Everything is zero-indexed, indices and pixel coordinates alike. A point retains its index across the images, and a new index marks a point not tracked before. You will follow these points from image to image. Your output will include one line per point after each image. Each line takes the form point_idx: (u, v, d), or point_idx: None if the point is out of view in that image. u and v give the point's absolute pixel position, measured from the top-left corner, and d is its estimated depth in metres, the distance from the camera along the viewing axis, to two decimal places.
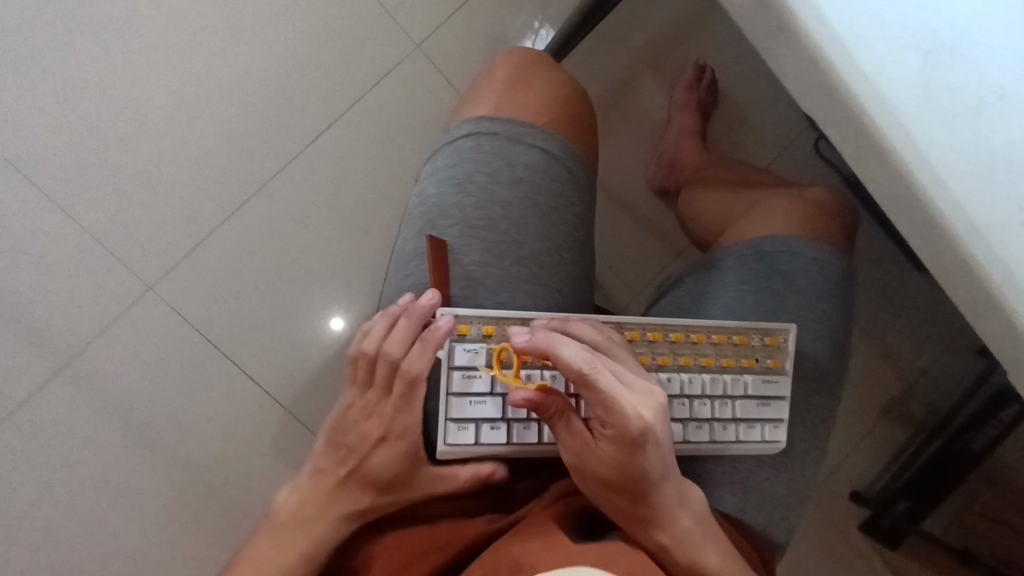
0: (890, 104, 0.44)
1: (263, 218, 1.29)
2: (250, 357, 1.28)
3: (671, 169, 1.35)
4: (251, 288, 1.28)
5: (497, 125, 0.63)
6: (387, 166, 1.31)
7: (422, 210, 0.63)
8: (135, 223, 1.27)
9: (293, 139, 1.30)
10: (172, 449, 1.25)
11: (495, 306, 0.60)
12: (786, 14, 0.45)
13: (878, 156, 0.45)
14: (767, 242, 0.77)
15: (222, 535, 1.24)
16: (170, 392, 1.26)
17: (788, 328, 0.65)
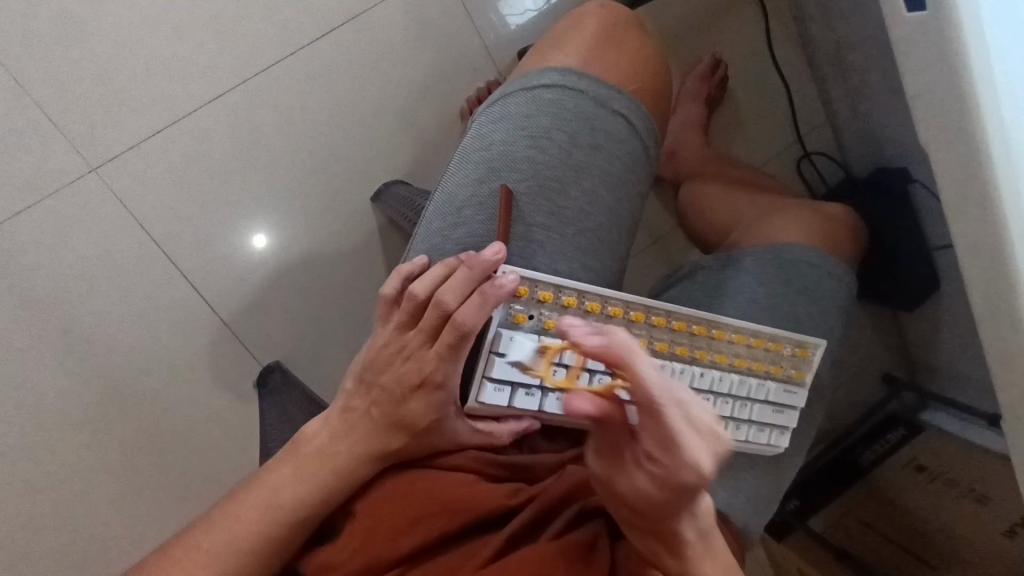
0: (1018, 157, 0.46)
1: (255, 123, 1.16)
2: (212, 273, 1.16)
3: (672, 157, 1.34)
4: (217, 194, 1.16)
5: (584, 82, 0.58)
6: (388, 90, 1.20)
7: (488, 157, 0.59)
8: (100, 97, 1.11)
9: (290, 38, 1.16)
10: (110, 356, 1.13)
11: (550, 275, 0.57)
12: (953, 44, 0.45)
13: (989, 205, 0.46)
14: (790, 250, 0.78)
15: (147, 455, 1.15)
16: (114, 296, 1.13)
17: (820, 342, 0.67)
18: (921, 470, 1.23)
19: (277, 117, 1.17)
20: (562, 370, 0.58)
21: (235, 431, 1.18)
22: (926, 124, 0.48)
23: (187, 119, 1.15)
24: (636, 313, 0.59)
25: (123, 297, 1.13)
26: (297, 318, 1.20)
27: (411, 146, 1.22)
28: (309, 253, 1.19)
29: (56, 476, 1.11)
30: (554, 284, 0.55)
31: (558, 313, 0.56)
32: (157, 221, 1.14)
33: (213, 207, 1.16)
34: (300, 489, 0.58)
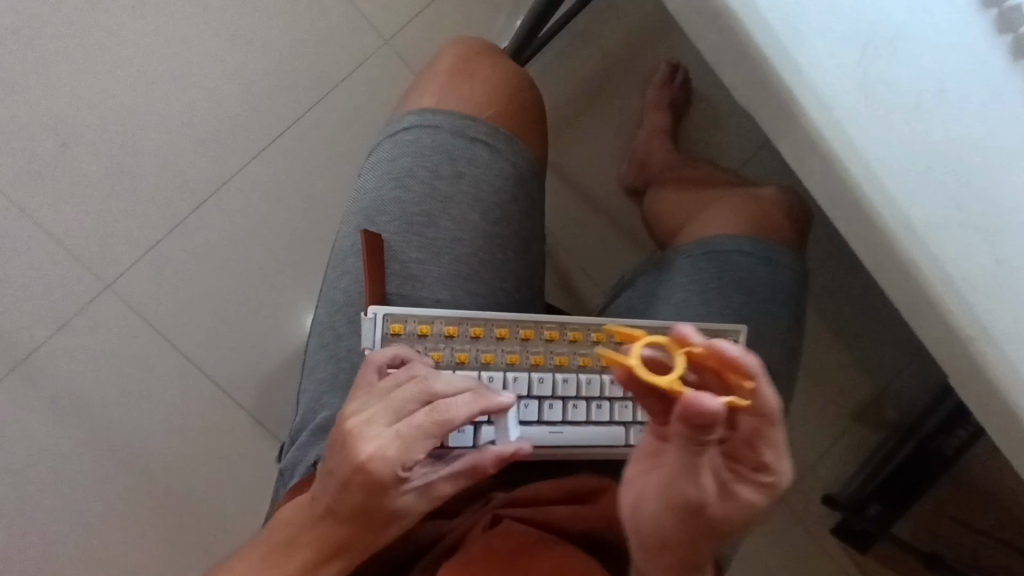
0: (829, 102, 0.45)
1: (236, 214, 1.23)
2: (219, 360, 1.23)
3: (642, 168, 1.24)
4: (205, 287, 1.24)
5: (440, 118, 0.61)
6: (342, 161, 1.24)
7: (362, 205, 0.61)
8: (100, 219, 1.22)
9: (249, 132, 1.24)
10: (140, 452, 1.22)
11: (433, 306, 0.59)
12: (728, 12, 0.45)
13: (818, 158, 0.46)
14: (717, 242, 0.75)
15: (180, 541, 1.21)
16: (137, 395, 1.22)
17: (736, 328, 0.64)
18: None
19: (245, 208, 1.23)
20: None
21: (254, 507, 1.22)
22: (745, 86, 0.47)
23: (177, 224, 1.24)
24: (526, 330, 0.58)
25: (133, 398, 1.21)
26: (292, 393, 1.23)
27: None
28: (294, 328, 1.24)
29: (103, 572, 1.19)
30: (430, 315, 0.56)
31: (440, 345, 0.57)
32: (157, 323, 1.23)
33: (202, 300, 1.23)
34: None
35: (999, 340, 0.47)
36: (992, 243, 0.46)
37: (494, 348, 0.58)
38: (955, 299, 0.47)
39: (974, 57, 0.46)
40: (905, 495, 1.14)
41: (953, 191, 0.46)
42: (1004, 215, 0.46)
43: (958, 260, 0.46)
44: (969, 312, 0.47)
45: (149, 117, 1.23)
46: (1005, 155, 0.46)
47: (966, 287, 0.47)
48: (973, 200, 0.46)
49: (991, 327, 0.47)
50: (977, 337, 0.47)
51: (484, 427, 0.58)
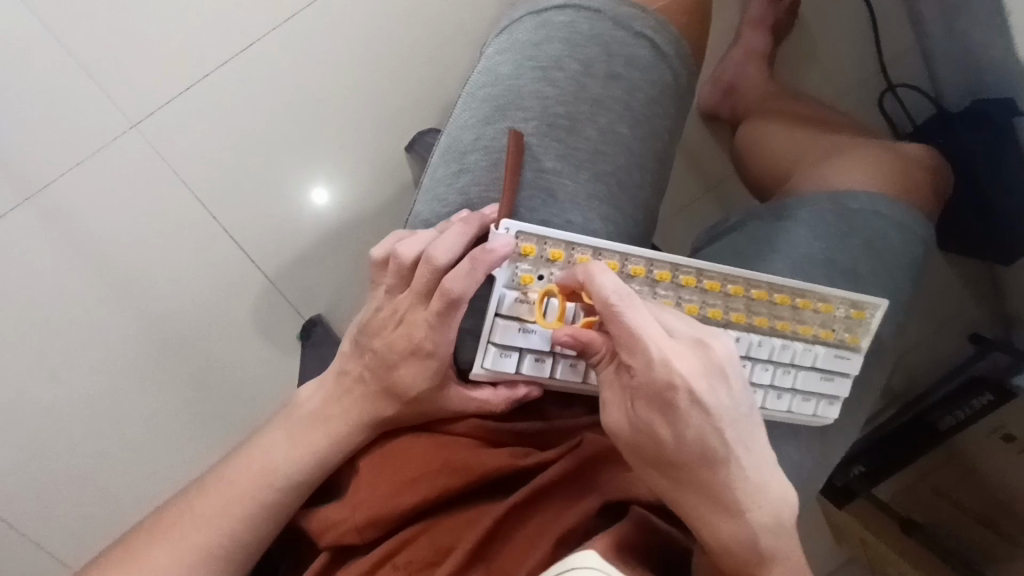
0: None
1: (268, 85, 0.93)
2: (211, 265, 0.94)
3: (730, 95, 1.03)
4: (190, 160, 0.93)
5: (601, 2, 0.51)
6: (385, 25, 0.94)
7: (492, 93, 0.52)
8: (77, 50, 0.91)
9: None
10: (91, 380, 0.93)
11: (562, 226, 0.51)
12: None
13: None
14: (854, 198, 0.68)
15: (118, 486, 0.94)
16: (90, 308, 0.93)
17: (879, 303, 0.58)
18: (1011, 442, 0.93)
19: (278, 85, 0.93)
20: None
21: (204, 440, 0.95)
22: None
23: (188, 68, 0.92)
24: (662, 271, 0.51)
25: (67, 285, 0.92)
26: (293, 313, 0.96)
27: (407, 99, 0.95)
28: (318, 215, 0.95)
29: (16, 508, 0.93)
30: (565, 238, 0.49)
31: (570, 272, 0.49)
32: (105, 206, 0.92)
33: (181, 184, 0.93)
34: (297, 452, 0.56)
35: None
36: None
37: (626, 285, 0.51)
38: None
39: None
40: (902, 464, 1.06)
41: None
42: None
43: None
44: None
45: None
46: None
47: None
48: None
49: None
50: None
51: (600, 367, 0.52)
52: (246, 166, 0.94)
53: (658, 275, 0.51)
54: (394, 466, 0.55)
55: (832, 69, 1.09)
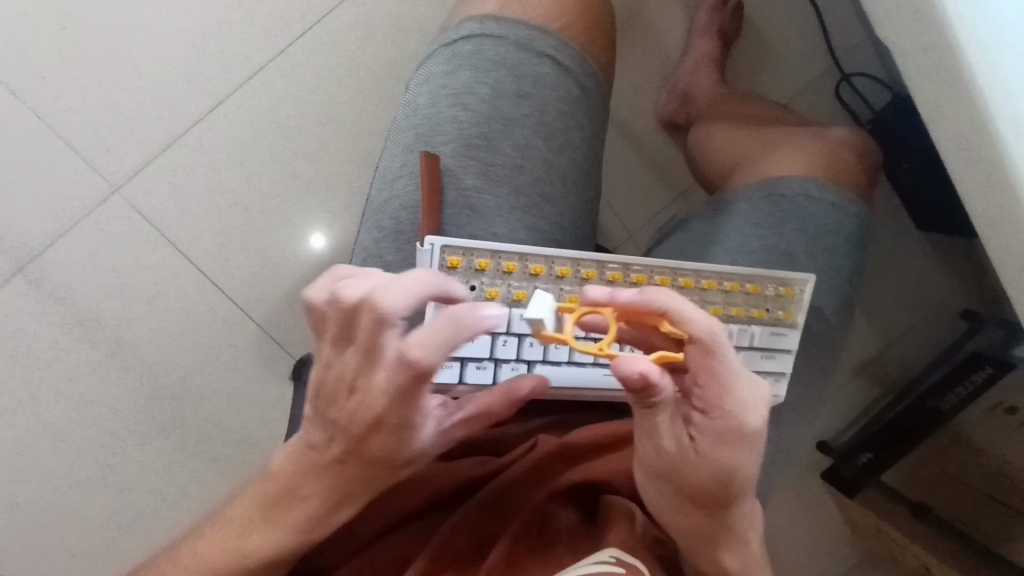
0: (967, 42, 0.38)
1: (240, 137, 0.98)
2: (196, 311, 0.98)
3: (684, 101, 1.06)
4: (168, 215, 0.97)
5: (503, 27, 0.54)
6: (337, 66, 0.98)
7: (413, 121, 0.55)
8: (60, 123, 0.96)
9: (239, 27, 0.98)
10: (91, 433, 0.96)
11: (489, 239, 0.53)
12: None
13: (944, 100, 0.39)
14: (783, 185, 0.71)
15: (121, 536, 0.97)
16: (84, 364, 0.96)
17: (805, 278, 0.60)
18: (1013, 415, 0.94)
19: (243, 135, 0.98)
20: (514, 339, 0.54)
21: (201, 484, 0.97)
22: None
23: (161, 127, 0.98)
24: (589, 270, 0.54)
25: (61, 344, 0.96)
26: (278, 352, 0.99)
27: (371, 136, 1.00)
28: (291, 253, 0.98)
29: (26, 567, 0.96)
30: (490, 249, 0.52)
31: (498, 281, 0.52)
32: (93, 265, 0.96)
33: (163, 237, 0.97)
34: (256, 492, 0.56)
35: None
36: None
37: (554, 288, 0.53)
38: None
39: None
40: (900, 446, 1.03)
41: None
42: None
43: None
44: None
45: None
46: None
47: None
48: None
49: None
50: None
51: (538, 366, 0.55)
52: (222, 213, 0.98)
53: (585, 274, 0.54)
54: (308, 491, 0.51)
55: (776, 65, 1.13)
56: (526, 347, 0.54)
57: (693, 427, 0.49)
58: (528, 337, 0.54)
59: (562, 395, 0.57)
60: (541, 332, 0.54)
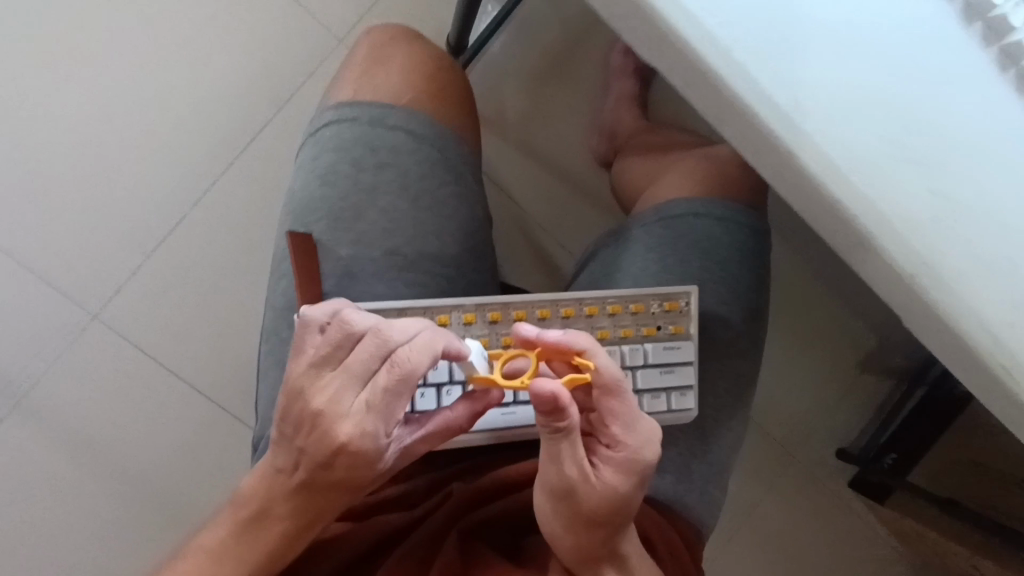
0: (724, 41, 0.40)
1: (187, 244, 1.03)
2: (168, 411, 1.01)
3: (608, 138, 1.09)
4: (130, 327, 1.01)
5: (357, 109, 0.59)
6: (263, 158, 1.01)
7: (290, 205, 0.60)
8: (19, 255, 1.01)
9: (173, 139, 1.03)
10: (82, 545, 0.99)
11: (370, 301, 0.57)
12: None
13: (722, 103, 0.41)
14: (671, 207, 0.72)
15: None
16: (70, 477, 1.00)
17: (688, 290, 0.62)
18: None
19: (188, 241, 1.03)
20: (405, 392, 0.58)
21: None
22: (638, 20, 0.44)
23: (109, 244, 1.02)
24: (467, 314, 0.57)
25: (45, 463, 1.00)
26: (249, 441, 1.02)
27: None
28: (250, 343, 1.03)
29: None
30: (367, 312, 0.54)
31: None
32: (68, 382, 1.01)
33: (127, 347, 1.01)
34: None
35: (962, 293, 0.40)
36: (937, 177, 0.40)
37: None
38: (905, 249, 0.40)
39: None
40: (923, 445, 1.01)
41: (879, 120, 0.40)
42: (946, 138, 0.40)
43: (899, 203, 0.40)
44: (924, 255, 0.40)
45: (46, 121, 1.02)
46: (933, 82, 0.40)
47: (922, 225, 0.40)
48: (907, 130, 0.40)
49: (955, 277, 0.40)
50: (939, 290, 0.40)
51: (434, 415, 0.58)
52: (178, 316, 1.02)
53: (465, 319, 0.57)
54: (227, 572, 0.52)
55: None
56: (418, 398, 0.58)
57: (597, 455, 0.52)
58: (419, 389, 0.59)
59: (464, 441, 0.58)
60: (431, 382, 0.59)
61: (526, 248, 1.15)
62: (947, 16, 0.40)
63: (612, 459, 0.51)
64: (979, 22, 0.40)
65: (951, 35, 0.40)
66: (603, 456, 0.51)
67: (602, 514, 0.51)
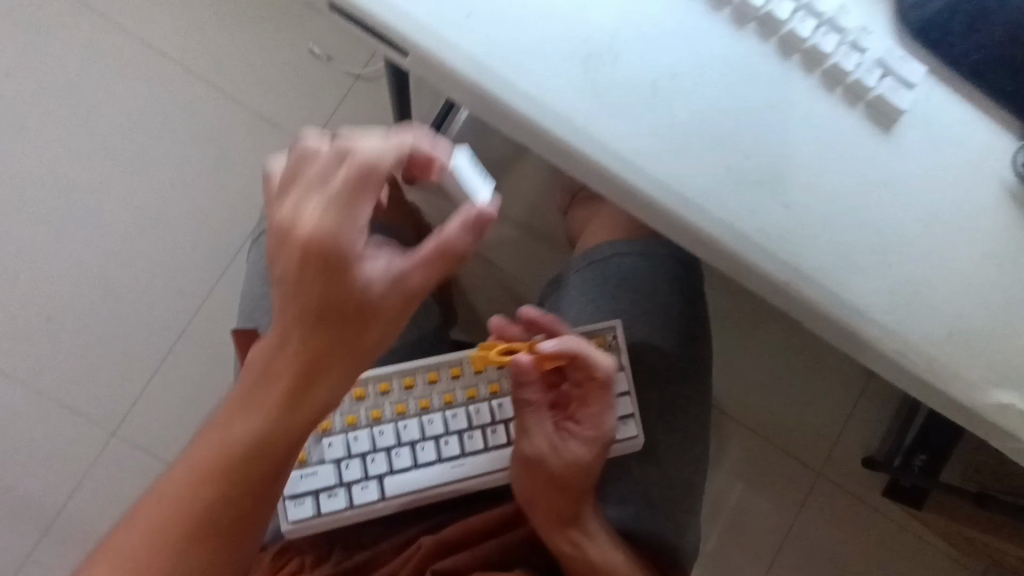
0: (566, 113, 0.47)
1: (187, 351, 1.11)
2: None
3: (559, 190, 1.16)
4: (143, 436, 1.09)
5: None
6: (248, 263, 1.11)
7: (245, 304, 0.67)
8: (33, 387, 1.09)
9: (164, 258, 1.12)
10: None
11: None
12: (450, 69, 0.46)
13: (580, 164, 0.48)
14: (599, 250, 0.77)
15: None
16: None
17: (612, 325, 0.66)
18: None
19: (186, 349, 1.11)
20: (356, 460, 0.64)
21: None
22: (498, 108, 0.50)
23: (115, 363, 1.10)
24: (408, 377, 0.66)
25: None
26: None
27: None
28: None
29: None
30: None
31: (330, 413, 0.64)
32: (92, 498, 1.07)
33: (143, 456, 1.08)
34: None
35: (808, 282, 0.50)
36: (774, 193, 0.50)
37: (380, 404, 0.65)
38: (758, 255, 0.50)
39: (697, 32, 0.49)
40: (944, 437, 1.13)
41: (715, 152, 0.49)
42: (775, 163, 0.50)
43: (745, 219, 0.49)
44: (775, 261, 0.50)
45: (47, 260, 1.11)
46: (758, 113, 0.49)
47: (763, 240, 0.49)
48: (742, 158, 0.49)
49: (800, 271, 0.50)
50: (791, 283, 0.50)
51: (387, 478, 0.64)
52: (188, 420, 1.09)
53: (404, 383, 0.65)
54: None
55: None
56: (370, 463, 0.64)
57: (569, 430, 0.59)
58: (368, 456, 0.64)
59: (419, 499, 0.64)
60: (379, 447, 0.64)
61: (502, 302, 1.21)
62: (758, 61, 0.49)
63: (581, 431, 0.59)
64: (796, 55, 0.50)
65: (763, 77, 0.49)
66: (574, 429, 0.59)
67: (572, 481, 0.58)
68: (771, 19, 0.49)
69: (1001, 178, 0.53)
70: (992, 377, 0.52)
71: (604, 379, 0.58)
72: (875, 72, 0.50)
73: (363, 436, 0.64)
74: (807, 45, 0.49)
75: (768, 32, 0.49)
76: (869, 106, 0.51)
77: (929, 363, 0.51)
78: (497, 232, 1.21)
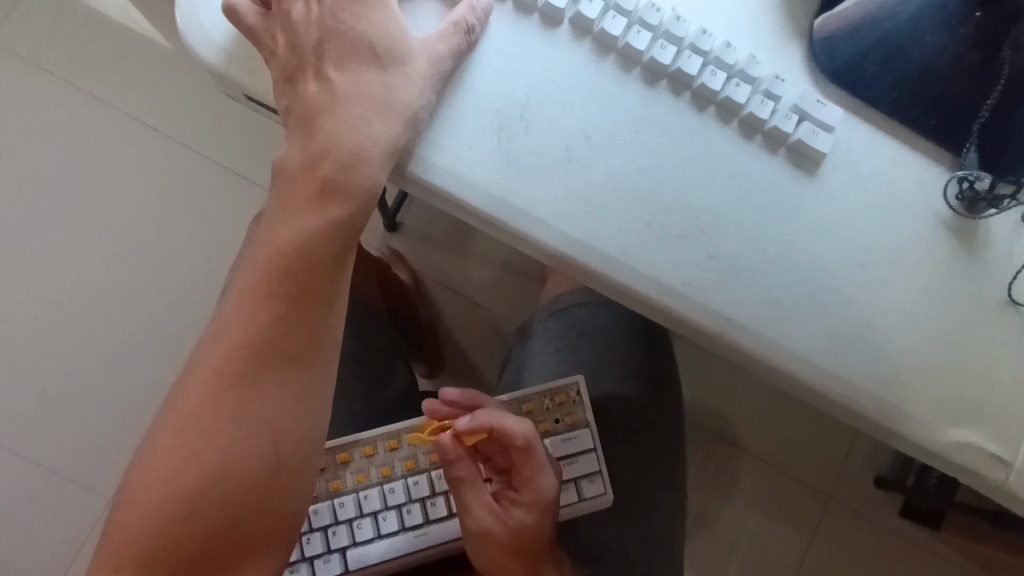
0: (483, 182, 0.48)
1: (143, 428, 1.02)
2: None
3: None
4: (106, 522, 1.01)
5: None
6: None
7: None
8: None
9: (113, 327, 1.03)
10: None
11: None
12: None
13: (502, 229, 0.48)
14: (560, 300, 0.78)
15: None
16: None
17: (575, 380, 0.65)
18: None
19: None
20: (318, 534, 0.63)
21: None
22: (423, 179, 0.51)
23: (66, 445, 1.01)
24: (367, 447, 0.64)
25: None
26: None
27: None
28: None
29: None
30: None
31: None
32: None
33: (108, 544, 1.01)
34: None
35: (745, 331, 0.49)
36: (699, 244, 0.50)
37: (340, 474, 0.64)
38: (689, 307, 0.49)
39: (608, 95, 0.50)
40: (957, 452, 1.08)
41: (636, 209, 0.49)
42: (698, 215, 0.50)
43: (672, 272, 0.49)
44: (708, 312, 0.49)
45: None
46: (676, 166, 0.50)
47: (694, 291, 0.49)
48: (664, 212, 0.49)
49: (736, 320, 0.49)
50: (727, 333, 0.49)
51: (350, 550, 0.63)
52: None
53: (363, 453, 0.64)
54: None
55: None
56: (332, 536, 0.63)
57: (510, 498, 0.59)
58: (329, 528, 0.63)
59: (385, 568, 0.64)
60: (341, 519, 0.63)
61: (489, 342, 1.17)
62: (671, 116, 0.50)
63: (522, 498, 0.58)
64: (710, 107, 0.51)
65: (679, 132, 0.50)
66: (516, 497, 0.58)
67: (523, 545, 0.58)
68: (682, 75, 0.50)
69: (936, 214, 0.52)
70: (949, 415, 0.50)
71: (530, 445, 0.56)
72: (791, 117, 0.50)
73: (324, 510, 0.63)
74: (720, 97, 0.50)
75: (681, 87, 0.50)
76: (789, 150, 0.51)
77: (878, 406, 0.50)
78: (479, 269, 1.17)
